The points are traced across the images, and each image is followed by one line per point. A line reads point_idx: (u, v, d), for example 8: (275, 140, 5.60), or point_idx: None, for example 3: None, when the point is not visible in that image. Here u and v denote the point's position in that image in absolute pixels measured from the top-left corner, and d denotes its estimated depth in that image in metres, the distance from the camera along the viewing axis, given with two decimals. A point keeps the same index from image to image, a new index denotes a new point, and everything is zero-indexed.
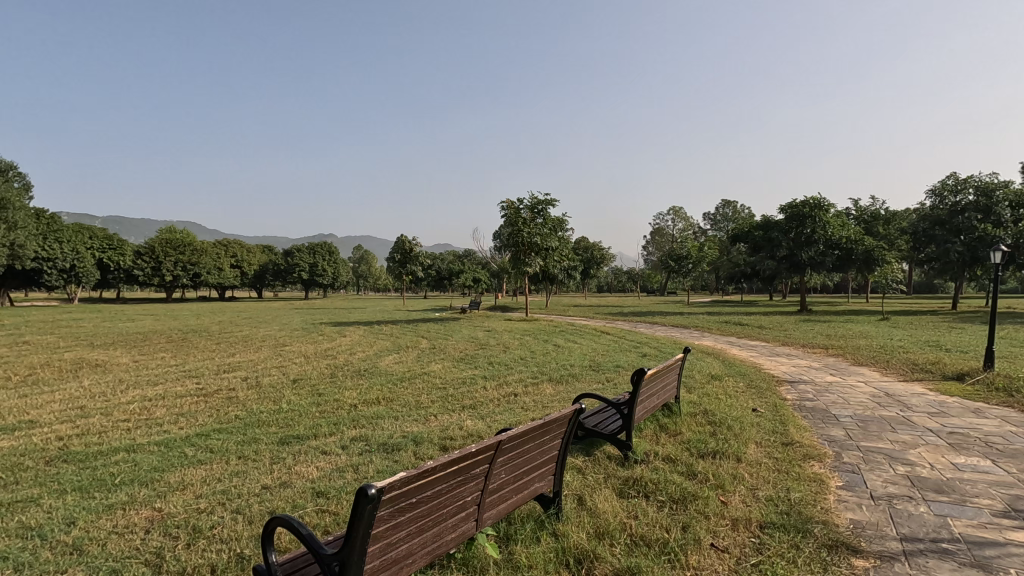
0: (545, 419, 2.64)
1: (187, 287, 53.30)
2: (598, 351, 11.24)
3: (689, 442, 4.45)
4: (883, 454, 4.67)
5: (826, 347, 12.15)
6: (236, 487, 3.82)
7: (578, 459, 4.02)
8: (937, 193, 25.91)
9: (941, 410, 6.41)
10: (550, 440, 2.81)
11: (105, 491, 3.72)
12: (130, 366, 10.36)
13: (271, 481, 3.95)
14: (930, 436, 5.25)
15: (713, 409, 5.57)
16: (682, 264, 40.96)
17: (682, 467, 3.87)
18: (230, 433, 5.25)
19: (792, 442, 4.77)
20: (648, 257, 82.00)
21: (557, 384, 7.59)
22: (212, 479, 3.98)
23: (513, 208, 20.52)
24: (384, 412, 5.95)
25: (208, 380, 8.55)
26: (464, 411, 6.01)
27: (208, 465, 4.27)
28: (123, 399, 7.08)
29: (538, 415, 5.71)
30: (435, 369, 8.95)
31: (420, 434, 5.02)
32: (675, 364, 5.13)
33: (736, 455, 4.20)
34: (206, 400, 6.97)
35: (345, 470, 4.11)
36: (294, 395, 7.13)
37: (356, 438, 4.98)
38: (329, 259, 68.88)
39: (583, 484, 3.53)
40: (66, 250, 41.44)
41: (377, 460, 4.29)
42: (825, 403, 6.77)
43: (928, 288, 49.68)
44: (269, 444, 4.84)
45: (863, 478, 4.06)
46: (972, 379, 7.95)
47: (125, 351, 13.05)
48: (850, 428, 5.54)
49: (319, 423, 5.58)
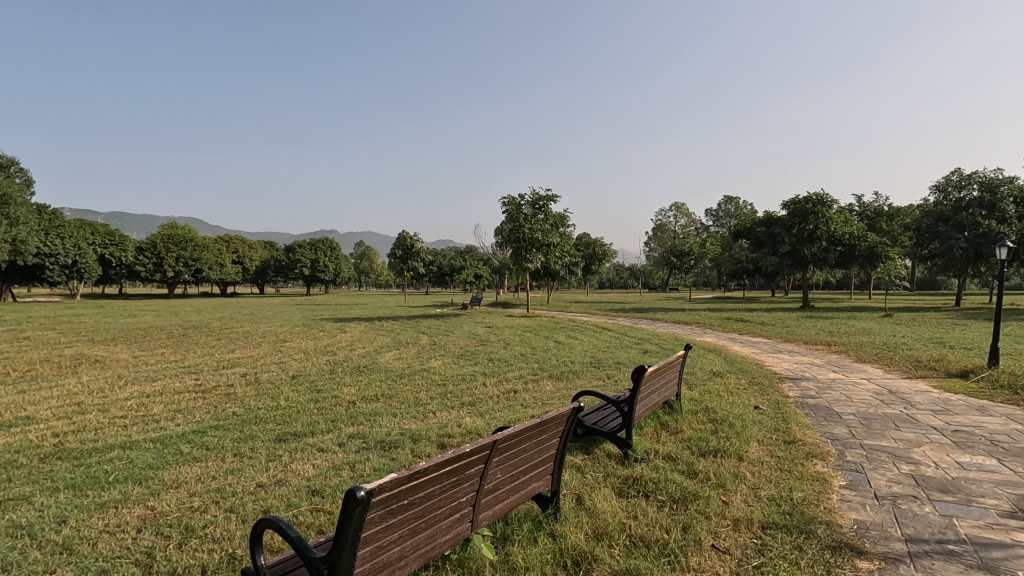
0: (543, 417, 2.57)
1: (188, 283, 53.40)
2: (599, 347, 11.18)
3: (689, 440, 4.39)
4: (886, 453, 4.61)
5: (829, 343, 12.09)
6: (230, 486, 3.77)
7: (577, 457, 3.97)
8: (942, 188, 25.74)
9: (945, 407, 6.35)
10: (548, 439, 2.76)
11: (97, 489, 3.68)
12: (130, 362, 10.33)
13: (266, 479, 3.90)
14: (934, 434, 5.18)
15: (714, 407, 5.51)
16: (683, 260, 40.75)
17: (683, 466, 3.80)
18: (227, 430, 5.21)
19: (795, 441, 4.70)
20: (650, 254, 81.81)
21: (557, 381, 7.54)
22: (207, 477, 3.93)
23: (514, 204, 20.41)
24: (382, 409, 5.91)
25: (207, 376, 8.53)
26: (463, 408, 5.96)
27: (203, 463, 4.23)
28: (122, 395, 7.06)
29: (537, 412, 5.67)
30: (435, 366, 8.90)
31: (418, 431, 4.97)
32: (676, 361, 5.06)
33: (738, 453, 4.14)
34: (204, 397, 6.94)
35: (341, 468, 4.06)
36: (293, 392, 7.08)
37: (354, 436, 4.93)
38: (331, 255, 69.02)
39: (581, 483, 3.48)
40: (68, 246, 41.51)
41: (374, 458, 4.24)
42: (828, 400, 6.71)
43: (931, 284, 49.48)
44: (265, 442, 4.80)
45: (866, 478, 4.00)
46: (976, 376, 7.89)
47: (125, 347, 13.04)
48: (853, 426, 5.48)
49: (318, 420, 5.54)
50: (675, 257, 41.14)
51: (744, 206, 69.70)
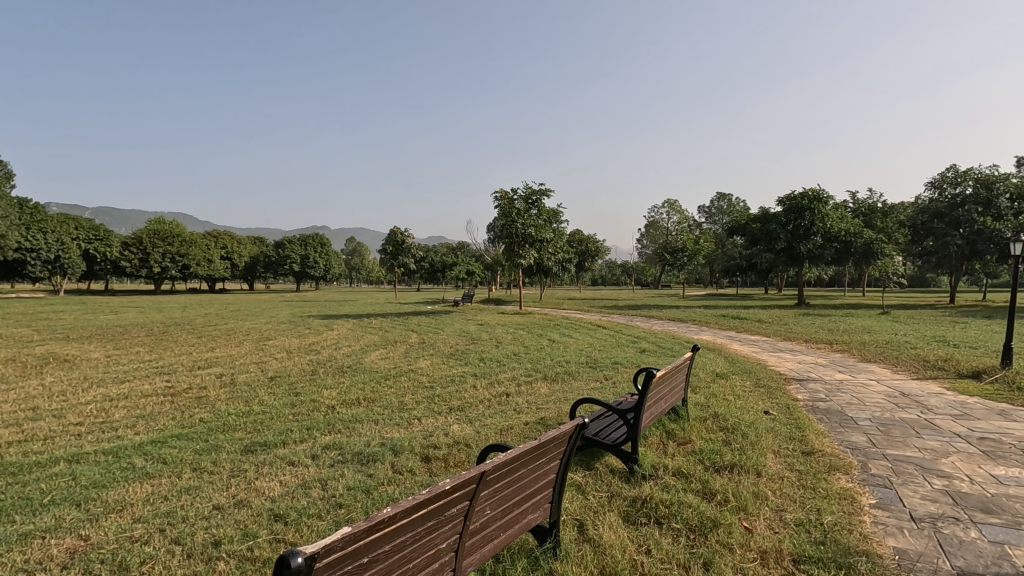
0: (541, 439, 2.14)
1: (176, 280, 52.19)
2: (594, 346, 10.77)
3: (701, 453, 3.97)
4: (913, 464, 4.21)
5: (831, 342, 11.71)
6: (183, 509, 3.30)
7: (577, 475, 3.53)
8: (937, 185, 25.54)
9: (964, 412, 5.96)
10: (547, 464, 2.31)
11: (27, 514, 3.21)
12: (100, 362, 9.77)
13: (225, 500, 3.43)
14: (960, 443, 4.79)
15: (723, 413, 5.10)
16: (677, 257, 40.29)
17: (697, 486, 3.38)
18: (191, 440, 4.73)
19: (814, 451, 4.30)
20: (643, 251, 81.69)
21: (552, 383, 7.09)
22: (157, 498, 3.47)
23: (507, 198, 20.04)
24: (363, 415, 5.45)
25: (179, 377, 8.01)
26: (451, 413, 5.52)
27: (156, 481, 3.76)
28: (82, 398, 6.53)
29: (532, 418, 5.20)
30: (423, 366, 8.43)
31: (400, 441, 4.50)
32: (683, 363, 4.63)
33: (756, 468, 3.72)
34: (172, 400, 6.42)
35: (311, 487, 3.59)
36: (269, 395, 6.60)
37: (329, 446, 4.48)
38: (321, 251, 68.26)
39: (584, 506, 3.06)
40: (51, 241, 40.43)
41: (349, 474, 3.77)
42: (840, 403, 6.31)
43: (921, 283, 49.72)
44: (230, 454, 4.33)
45: (897, 495, 3.59)
46: (989, 377, 7.55)
47: (99, 346, 12.47)
48: (872, 433, 5.09)
49: (290, 428, 5.06)
50: (669, 253, 40.63)
51: (738, 203, 69.80)
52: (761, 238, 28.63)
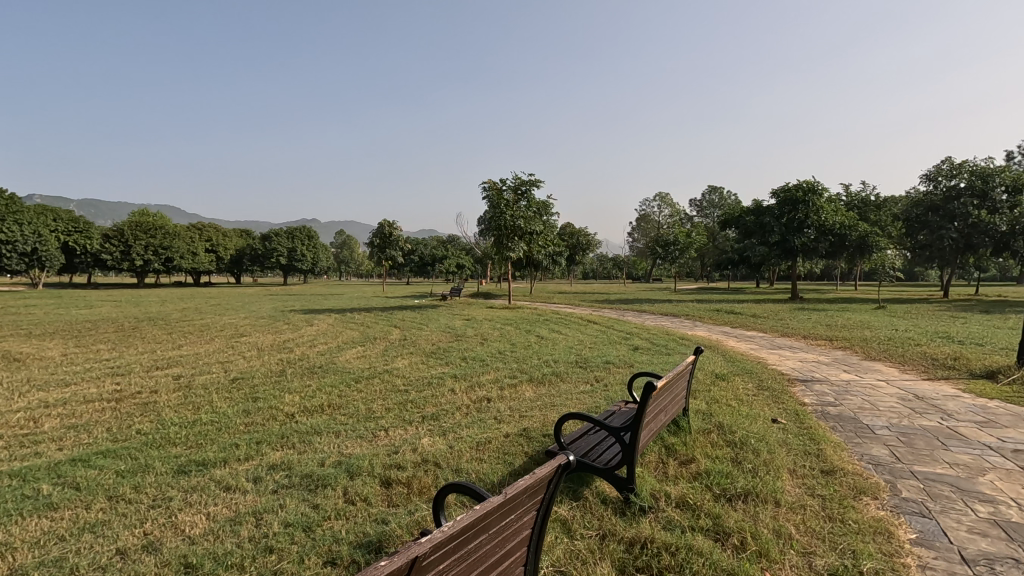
0: (506, 494, 1.54)
1: (159, 274, 50.90)
2: (585, 343, 10.15)
3: (707, 477, 3.40)
4: (947, 484, 3.66)
5: (831, 339, 11.21)
6: (76, 556, 2.67)
7: (564, 507, 2.95)
8: (931, 178, 25.06)
9: (988, 418, 5.43)
10: (517, 520, 1.72)
11: None
12: (52, 362, 9.01)
13: (133, 542, 2.80)
14: (994, 457, 4.24)
15: (730, 424, 4.50)
16: (669, 250, 39.83)
17: (707, 522, 2.81)
18: (118, 457, 4.10)
19: (834, 470, 3.73)
20: (633, 245, 81.49)
21: (538, 386, 6.49)
22: (50, 539, 2.83)
23: (495, 189, 19.32)
24: (325, 426, 4.82)
25: (131, 380, 7.28)
26: (423, 423, 4.91)
27: (60, 514, 3.13)
28: (15, 406, 5.84)
29: (513, 428, 4.59)
30: (398, 367, 7.79)
31: (360, 459, 3.89)
32: (686, 369, 4.07)
33: (772, 495, 3.15)
34: (115, 408, 5.74)
35: (242, 522, 2.97)
36: (225, 401, 5.94)
37: (276, 466, 3.86)
38: (308, 243, 67.29)
39: (571, 554, 2.48)
40: (27, 233, 39.01)
41: (290, 506, 3.15)
42: (852, 409, 5.76)
43: (911, 276, 49.92)
44: (159, 476, 3.72)
45: (939, 527, 3.04)
46: (1004, 378, 7.06)
47: (58, 344, 11.63)
48: (894, 444, 4.55)
49: (237, 442, 4.42)
50: (661, 247, 40.18)
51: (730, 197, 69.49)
52: (754, 231, 27.89)
